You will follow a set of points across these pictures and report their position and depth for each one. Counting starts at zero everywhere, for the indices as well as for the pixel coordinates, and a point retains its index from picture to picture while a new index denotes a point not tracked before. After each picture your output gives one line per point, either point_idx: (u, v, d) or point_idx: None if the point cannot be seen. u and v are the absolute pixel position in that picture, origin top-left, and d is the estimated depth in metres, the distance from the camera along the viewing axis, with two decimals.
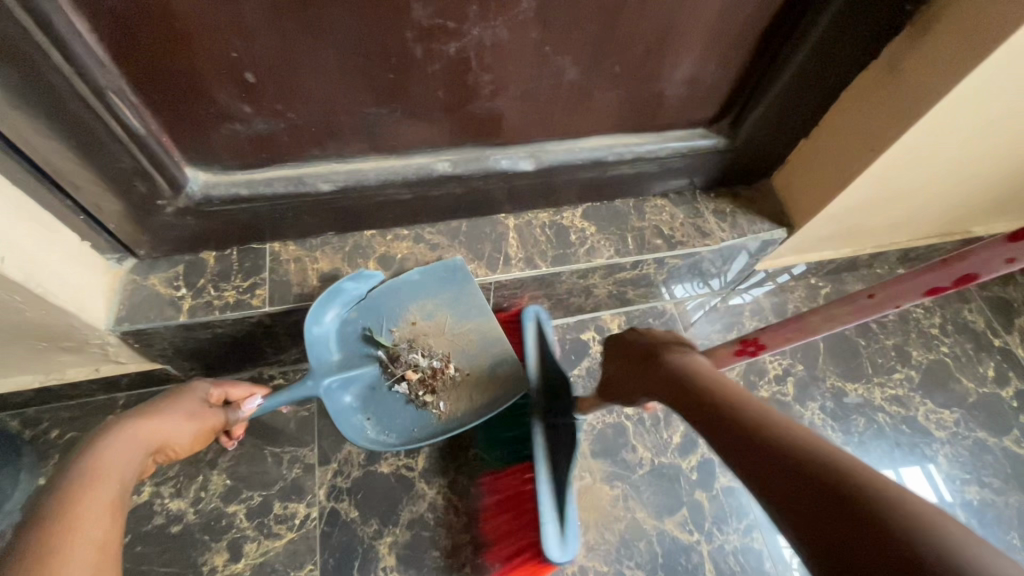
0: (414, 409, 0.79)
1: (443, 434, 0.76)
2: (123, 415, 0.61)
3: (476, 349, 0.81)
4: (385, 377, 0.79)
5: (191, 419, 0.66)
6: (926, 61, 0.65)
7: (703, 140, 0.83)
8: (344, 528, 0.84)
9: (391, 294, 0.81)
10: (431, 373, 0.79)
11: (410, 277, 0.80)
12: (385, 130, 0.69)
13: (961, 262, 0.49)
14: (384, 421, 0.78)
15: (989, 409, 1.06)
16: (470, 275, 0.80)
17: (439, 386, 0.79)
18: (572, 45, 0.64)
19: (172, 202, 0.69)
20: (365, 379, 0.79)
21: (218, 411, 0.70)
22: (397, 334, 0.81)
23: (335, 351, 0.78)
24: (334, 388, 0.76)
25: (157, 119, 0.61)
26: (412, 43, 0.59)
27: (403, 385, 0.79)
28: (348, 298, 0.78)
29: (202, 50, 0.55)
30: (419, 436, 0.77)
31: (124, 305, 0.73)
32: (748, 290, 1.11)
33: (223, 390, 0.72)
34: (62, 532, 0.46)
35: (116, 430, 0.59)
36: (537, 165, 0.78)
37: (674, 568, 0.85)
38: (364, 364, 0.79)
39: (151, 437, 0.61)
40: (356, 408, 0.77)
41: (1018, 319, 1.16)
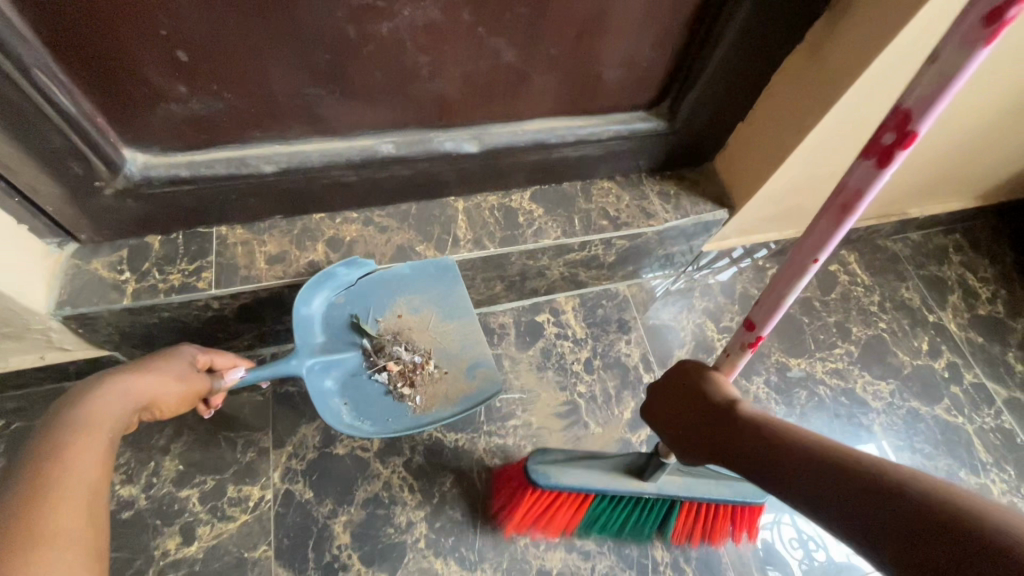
0: (392, 401, 0.79)
1: (416, 427, 0.76)
2: (107, 373, 0.63)
3: (457, 348, 0.82)
4: (367, 365, 0.80)
5: (178, 382, 0.68)
6: (846, 40, 0.69)
7: (644, 123, 0.86)
8: (299, 508, 0.85)
9: (380, 284, 0.82)
10: (413, 366, 0.80)
11: (401, 270, 0.81)
12: (327, 112, 0.70)
13: (846, 189, 0.49)
14: (361, 408, 0.78)
15: (923, 380, 1.12)
16: (458, 275, 0.83)
17: (420, 379, 0.80)
18: (504, 27, 0.66)
19: (111, 183, 0.68)
20: (348, 365, 0.79)
21: (202, 376, 0.71)
22: (382, 325, 0.82)
23: (319, 334, 0.79)
24: (316, 370, 0.76)
25: (90, 98, 0.61)
26: (344, 24, 0.61)
27: (383, 375, 0.79)
28: (338, 284, 0.80)
29: (129, 26, 0.55)
30: (393, 426, 0.76)
31: (66, 290, 0.73)
32: (705, 274, 1.14)
33: (209, 357, 0.74)
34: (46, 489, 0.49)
35: (105, 390, 0.60)
36: (481, 147, 0.80)
37: (623, 537, 0.89)
38: (348, 349, 0.79)
39: (138, 396, 0.62)
40: (335, 392, 0.77)
41: (951, 295, 1.22)
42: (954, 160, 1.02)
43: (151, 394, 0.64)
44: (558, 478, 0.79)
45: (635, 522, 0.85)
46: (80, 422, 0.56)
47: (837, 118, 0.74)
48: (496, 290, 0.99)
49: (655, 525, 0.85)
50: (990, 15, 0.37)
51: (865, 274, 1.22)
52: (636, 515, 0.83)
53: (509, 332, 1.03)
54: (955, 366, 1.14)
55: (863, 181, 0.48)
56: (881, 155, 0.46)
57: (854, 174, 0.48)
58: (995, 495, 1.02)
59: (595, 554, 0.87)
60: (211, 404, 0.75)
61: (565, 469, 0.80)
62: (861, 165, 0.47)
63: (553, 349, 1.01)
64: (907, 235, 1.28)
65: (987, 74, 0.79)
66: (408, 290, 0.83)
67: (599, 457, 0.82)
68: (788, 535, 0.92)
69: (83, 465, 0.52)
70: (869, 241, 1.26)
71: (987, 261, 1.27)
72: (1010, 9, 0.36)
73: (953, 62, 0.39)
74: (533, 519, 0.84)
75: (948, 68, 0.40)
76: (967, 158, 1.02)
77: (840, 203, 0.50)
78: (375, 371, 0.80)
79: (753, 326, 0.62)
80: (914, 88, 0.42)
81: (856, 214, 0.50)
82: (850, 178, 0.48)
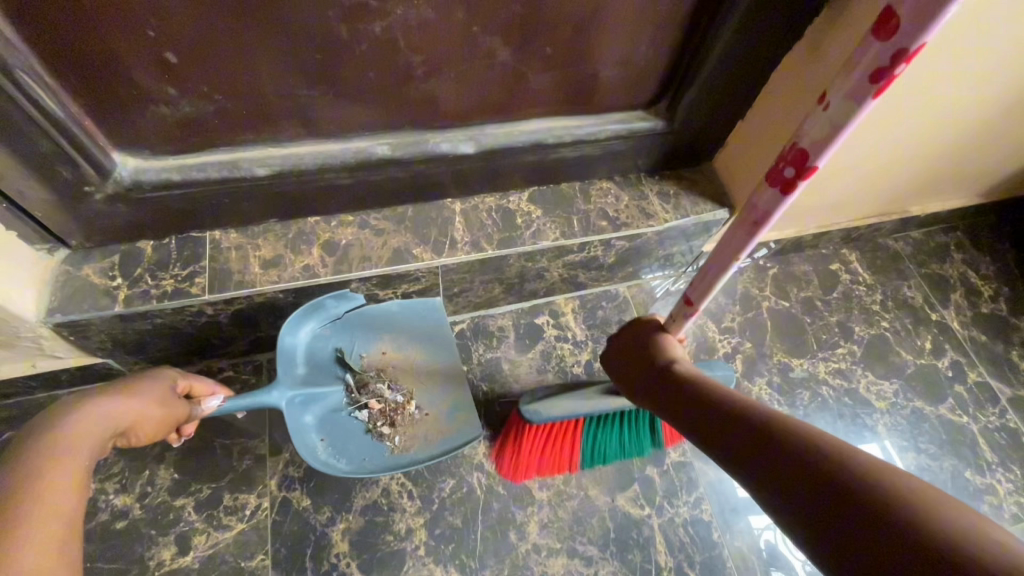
0: (369, 440, 0.80)
1: (393, 468, 0.77)
2: (88, 395, 0.61)
3: (438, 390, 0.84)
4: (348, 401, 0.81)
5: (159, 405, 0.66)
6: (844, 39, 0.67)
7: (642, 122, 0.85)
8: (296, 516, 0.84)
9: (368, 319, 0.84)
10: (394, 405, 0.82)
11: (388, 308, 0.84)
12: (320, 113, 0.69)
13: (756, 210, 0.55)
14: (338, 445, 0.79)
15: (927, 379, 1.11)
16: (443, 316, 0.85)
17: (400, 420, 0.82)
18: (499, 26, 0.65)
19: (100, 188, 0.67)
20: (327, 400, 0.80)
21: (183, 403, 0.70)
22: (366, 361, 0.85)
23: (301, 366, 0.80)
24: (296, 404, 0.76)
25: (77, 101, 0.60)
26: (335, 23, 0.59)
27: (364, 413, 0.81)
28: (326, 316, 0.81)
29: (115, 29, 0.54)
30: (369, 466, 0.78)
31: (56, 297, 0.71)
32: None
33: (188, 382, 0.73)
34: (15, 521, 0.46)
35: (86, 409, 0.59)
36: (477, 148, 0.79)
37: (625, 543, 0.87)
38: (330, 384, 0.80)
39: (118, 420, 0.61)
40: (314, 428, 0.78)
41: (954, 293, 1.21)
42: (955, 158, 1.01)
43: (131, 418, 0.62)
44: (543, 404, 0.81)
45: (632, 441, 0.89)
46: (57, 445, 0.54)
47: None
48: (494, 292, 0.98)
49: (652, 438, 0.89)
50: (875, 73, 0.41)
51: (866, 273, 1.21)
52: (633, 432, 0.87)
53: (509, 335, 1.02)
54: (958, 364, 1.13)
55: (770, 206, 0.53)
56: (785, 186, 0.51)
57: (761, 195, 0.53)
58: (1001, 495, 1.01)
59: (597, 559, 0.86)
60: (179, 432, 0.73)
61: (549, 398, 0.82)
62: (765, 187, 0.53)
63: (552, 351, 1.00)
64: (908, 234, 1.27)
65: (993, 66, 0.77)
66: (393, 328, 0.85)
67: (581, 387, 0.84)
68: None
69: (58, 495, 0.50)
70: (870, 240, 1.25)
71: (989, 258, 1.26)
72: (890, 71, 0.40)
73: (844, 113, 0.44)
74: (541, 454, 0.86)
75: (839, 117, 0.44)
76: (969, 155, 1.01)
77: (752, 221, 0.56)
78: (355, 408, 0.81)
79: (692, 301, 0.66)
80: (812, 131, 0.47)
81: (766, 229, 0.56)
82: (758, 200, 0.54)
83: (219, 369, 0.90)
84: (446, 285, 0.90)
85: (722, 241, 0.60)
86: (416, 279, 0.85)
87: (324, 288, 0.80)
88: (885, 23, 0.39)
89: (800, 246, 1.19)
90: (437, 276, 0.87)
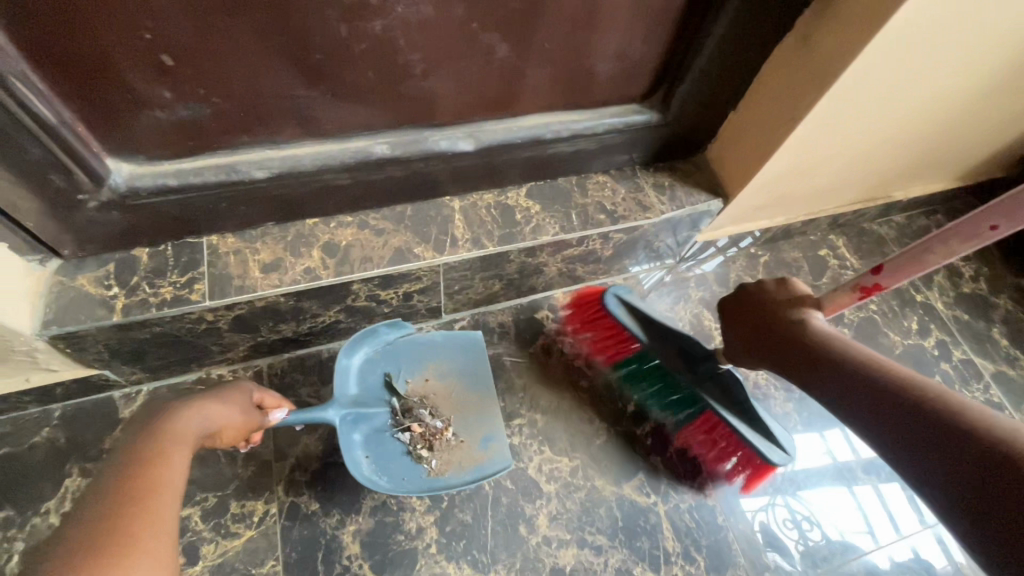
0: (409, 460, 0.82)
1: (429, 491, 0.79)
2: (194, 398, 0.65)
3: (474, 417, 0.87)
4: (391, 424, 0.84)
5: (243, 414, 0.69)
6: (833, 33, 0.69)
7: (638, 115, 0.86)
8: (305, 521, 0.83)
9: (416, 347, 0.89)
10: (433, 431, 0.84)
11: (434, 338, 0.90)
12: (318, 113, 0.69)
13: None
14: (381, 465, 0.81)
15: (914, 358, 1.15)
16: (481, 347, 0.91)
17: (438, 443, 0.84)
18: (499, 22, 0.65)
19: (95, 195, 0.65)
20: (373, 421, 0.83)
21: (258, 414, 0.72)
22: (410, 387, 0.87)
23: (353, 388, 0.83)
24: (347, 420, 0.80)
25: (70, 108, 0.58)
26: (335, 22, 0.59)
27: (406, 435, 0.83)
28: (377, 342, 0.87)
29: (110, 31, 0.53)
30: (406, 486, 0.80)
31: (51, 309, 0.70)
32: (696, 264, 1.17)
33: (260, 395, 0.75)
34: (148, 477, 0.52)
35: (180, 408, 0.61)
36: (476, 145, 0.79)
37: (633, 530, 0.89)
38: (377, 406, 0.83)
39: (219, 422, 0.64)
40: (361, 445, 0.81)
41: (937, 275, 1.25)
42: (936, 143, 1.04)
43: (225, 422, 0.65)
44: (622, 312, 0.90)
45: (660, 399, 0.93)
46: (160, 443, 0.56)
47: (825, 108, 0.75)
48: (494, 289, 0.97)
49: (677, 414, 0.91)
50: None
51: (852, 259, 1.25)
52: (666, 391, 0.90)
53: (509, 330, 1.02)
54: (944, 343, 1.17)
55: None
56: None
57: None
58: None
59: (607, 548, 0.87)
60: (247, 440, 0.75)
61: (634, 308, 0.90)
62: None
63: (554, 345, 1.01)
64: (891, 218, 1.31)
65: (968, 68, 0.78)
66: (440, 356, 0.90)
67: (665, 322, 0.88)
68: (783, 517, 0.94)
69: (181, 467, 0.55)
70: (855, 225, 1.28)
71: None
72: None
73: None
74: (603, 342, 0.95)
75: None
76: (948, 141, 1.04)
77: None
78: (397, 431, 0.84)
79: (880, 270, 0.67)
80: None
81: None
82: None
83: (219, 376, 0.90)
84: (448, 283, 0.90)
85: (1006, 196, 0.55)
86: (417, 278, 0.85)
87: (328, 290, 0.79)
88: None
89: (789, 233, 1.21)
90: (438, 275, 0.87)
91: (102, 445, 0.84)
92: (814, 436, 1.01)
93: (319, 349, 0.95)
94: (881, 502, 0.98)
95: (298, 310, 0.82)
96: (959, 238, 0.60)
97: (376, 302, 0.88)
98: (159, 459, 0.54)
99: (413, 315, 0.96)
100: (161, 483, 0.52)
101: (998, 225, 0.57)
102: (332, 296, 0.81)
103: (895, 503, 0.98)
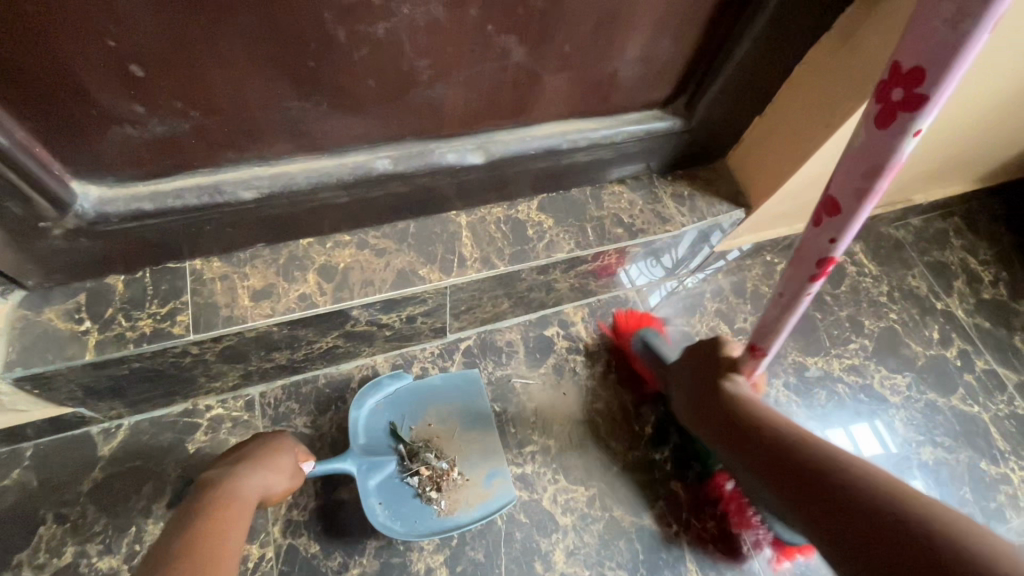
0: (420, 503, 0.79)
1: (441, 532, 0.77)
2: (241, 468, 0.64)
3: (479, 456, 0.84)
4: (400, 468, 0.81)
5: (286, 476, 0.67)
6: (874, 35, 0.63)
7: (659, 122, 0.80)
8: (304, 565, 0.77)
9: (417, 392, 0.87)
10: (441, 472, 0.82)
11: (433, 381, 0.88)
12: (312, 126, 0.61)
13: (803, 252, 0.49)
14: (393, 508, 0.79)
15: (938, 370, 1.10)
16: (480, 386, 0.89)
17: (447, 484, 0.81)
18: (516, 24, 0.58)
19: (60, 223, 0.58)
20: (383, 468, 0.80)
21: (296, 473, 0.70)
22: (414, 432, 0.84)
23: (361, 436, 0.82)
24: (361, 469, 0.78)
25: (26, 127, 0.50)
26: (331, 25, 0.51)
27: (415, 478, 0.81)
28: (382, 392, 0.85)
29: (65, 37, 0.45)
30: (419, 529, 0.78)
31: (14, 348, 0.62)
32: (701, 270, 1.10)
33: (297, 450, 0.72)
34: (214, 531, 0.53)
35: (221, 492, 0.60)
36: (486, 157, 0.72)
37: (655, 564, 0.84)
38: (385, 453, 0.81)
39: (262, 490, 0.63)
40: (375, 492, 0.79)
41: (957, 281, 1.21)
42: (965, 145, 0.98)
43: (269, 488, 0.65)
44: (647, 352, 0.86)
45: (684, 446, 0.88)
46: (211, 515, 0.55)
47: (863, 114, 0.68)
48: (502, 307, 0.91)
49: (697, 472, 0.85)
50: (882, 111, 0.37)
51: (871, 263, 1.20)
52: None
53: (519, 350, 0.96)
54: (966, 353, 1.13)
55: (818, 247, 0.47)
56: (884, 113, 0.37)
57: (846, 166, 0.42)
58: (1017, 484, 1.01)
59: None
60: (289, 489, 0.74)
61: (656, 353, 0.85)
62: (861, 134, 0.39)
63: (566, 364, 0.96)
64: (909, 221, 1.25)
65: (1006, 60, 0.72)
66: (442, 400, 0.87)
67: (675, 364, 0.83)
68: None
69: (240, 527, 0.56)
70: (873, 230, 1.23)
71: (987, 242, 1.25)
72: (895, 108, 0.36)
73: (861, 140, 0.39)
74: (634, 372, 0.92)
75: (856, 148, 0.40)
76: (977, 142, 0.99)
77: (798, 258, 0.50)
78: (407, 474, 0.81)
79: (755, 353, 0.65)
80: (846, 161, 0.41)
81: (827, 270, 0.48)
82: (861, 146, 0.40)
83: (207, 408, 0.83)
84: (454, 304, 0.83)
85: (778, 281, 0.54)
86: (422, 301, 0.78)
87: (325, 317, 0.72)
88: (898, 76, 0.35)
89: None
90: (444, 297, 0.80)
91: (79, 488, 0.77)
92: None
93: (314, 375, 0.88)
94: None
95: (293, 338, 0.75)
96: (771, 322, 0.57)
97: (377, 327, 0.81)
98: (221, 515, 0.56)
99: (416, 336, 0.89)
100: (226, 538, 0.53)
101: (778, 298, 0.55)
102: (329, 322, 0.74)
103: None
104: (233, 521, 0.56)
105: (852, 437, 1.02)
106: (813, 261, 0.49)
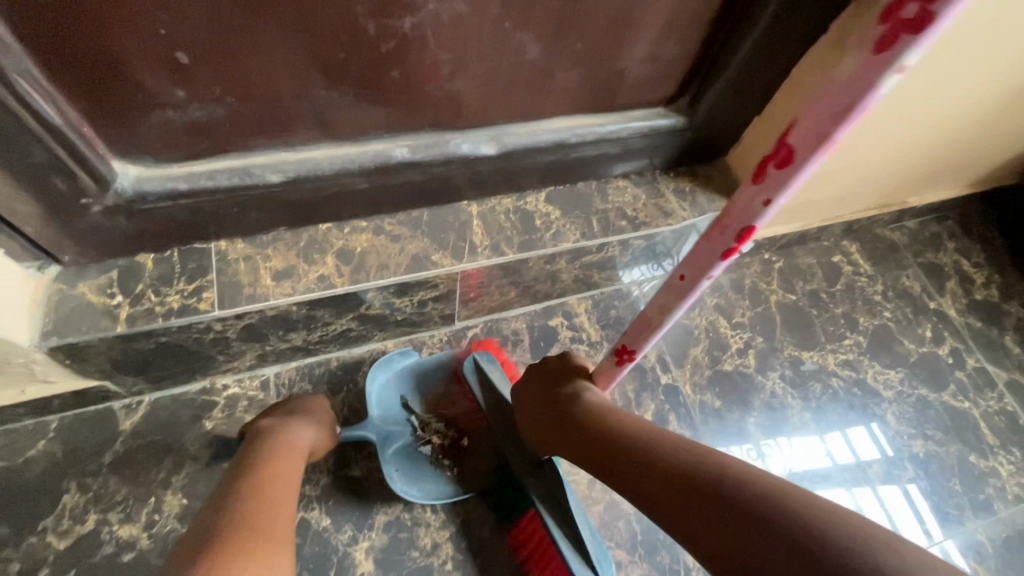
0: (433, 469, 0.84)
1: (456, 495, 0.82)
2: (290, 423, 0.69)
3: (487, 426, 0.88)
4: (413, 439, 0.84)
5: (324, 434, 0.73)
6: None
7: (662, 119, 0.84)
8: (316, 537, 0.80)
9: (425, 368, 0.90)
10: (452, 441, 0.86)
11: (440, 357, 0.90)
12: (336, 115, 0.65)
13: (729, 214, 0.51)
14: (409, 474, 0.83)
15: (929, 366, 1.14)
16: None
17: (459, 452, 0.85)
18: (532, 21, 0.62)
19: (100, 200, 0.61)
20: (397, 438, 0.84)
21: (331, 433, 0.75)
22: (426, 405, 0.88)
23: (376, 409, 0.85)
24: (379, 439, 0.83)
25: (77, 107, 0.54)
26: (363, 19, 0.56)
27: (428, 448, 0.84)
28: (393, 367, 0.88)
29: (119, 24, 0.49)
30: (435, 492, 0.82)
31: (49, 319, 0.66)
32: None
33: (332, 417, 0.77)
34: (269, 472, 0.58)
35: (271, 442, 0.64)
36: (499, 149, 0.76)
37: (653, 544, 0.87)
38: (399, 425, 0.85)
39: (309, 443, 0.69)
40: (392, 460, 0.83)
41: (949, 282, 1.24)
42: (957, 150, 1.02)
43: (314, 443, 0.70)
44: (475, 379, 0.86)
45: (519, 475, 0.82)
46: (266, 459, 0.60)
47: None
48: (509, 296, 0.94)
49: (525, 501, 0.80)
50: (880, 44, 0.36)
51: (867, 264, 1.23)
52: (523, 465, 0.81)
53: (524, 338, 0.98)
54: (957, 351, 1.16)
55: (750, 213, 0.49)
56: (887, 38, 0.35)
57: (818, 107, 0.41)
58: (1005, 477, 1.04)
59: (626, 563, 0.85)
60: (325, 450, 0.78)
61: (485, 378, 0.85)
62: (850, 66, 0.38)
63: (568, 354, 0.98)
64: (903, 224, 1.29)
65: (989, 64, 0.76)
66: (449, 375, 0.90)
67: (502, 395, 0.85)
68: None
69: (293, 470, 0.61)
70: (869, 231, 1.26)
71: (979, 246, 1.29)
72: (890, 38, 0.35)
73: (849, 76, 0.38)
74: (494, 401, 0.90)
75: (838, 81, 0.39)
76: (969, 148, 1.03)
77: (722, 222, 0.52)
78: (420, 443, 0.84)
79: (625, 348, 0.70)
80: (813, 109, 0.41)
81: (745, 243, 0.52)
82: (843, 83, 0.39)
83: (223, 387, 0.87)
84: (463, 291, 0.87)
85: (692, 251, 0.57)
86: (433, 286, 0.82)
87: (342, 298, 0.76)
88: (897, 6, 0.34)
89: (804, 239, 1.19)
90: (454, 283, 0.83)
91: (101, 459, 0.80)
92: (814, 438, 1.03)
93: (327, 358, 0.91)
94: (878, 503, 0.99)
95: (310, 318, 0.78)
96: (670, 298, 0.61)
97: (390, 310, 0.84)
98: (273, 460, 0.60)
99: (426, 322, 0.93)
100: (279, 478, 0.57)
101: (683, 276, 0.59)
102: (345, 304, 0.78)
103: (892, 502, 0.99)
104: (285, 465, 0.61)
105: (849, 435, 1.04)
106: (743, 226, 0.51)
